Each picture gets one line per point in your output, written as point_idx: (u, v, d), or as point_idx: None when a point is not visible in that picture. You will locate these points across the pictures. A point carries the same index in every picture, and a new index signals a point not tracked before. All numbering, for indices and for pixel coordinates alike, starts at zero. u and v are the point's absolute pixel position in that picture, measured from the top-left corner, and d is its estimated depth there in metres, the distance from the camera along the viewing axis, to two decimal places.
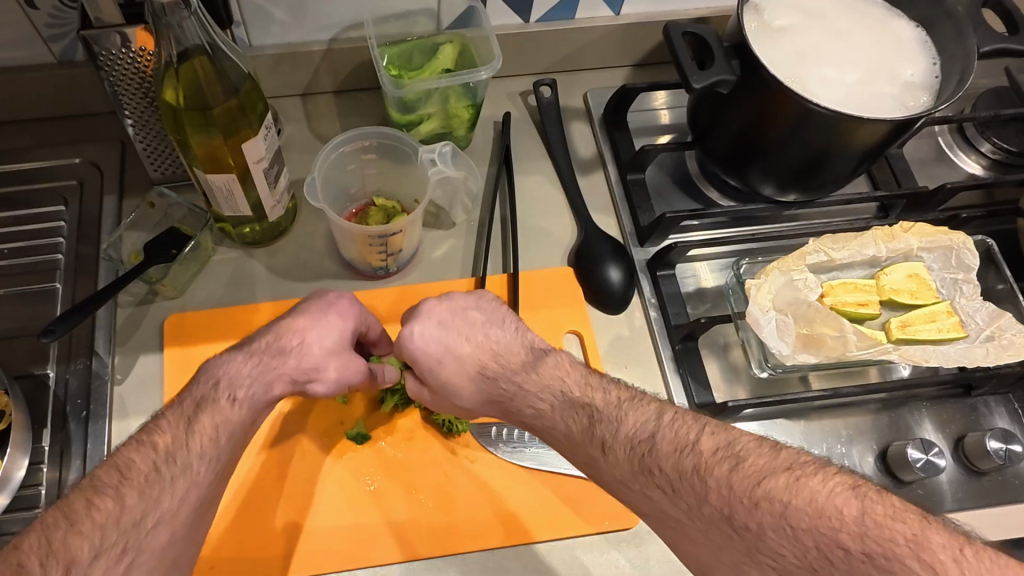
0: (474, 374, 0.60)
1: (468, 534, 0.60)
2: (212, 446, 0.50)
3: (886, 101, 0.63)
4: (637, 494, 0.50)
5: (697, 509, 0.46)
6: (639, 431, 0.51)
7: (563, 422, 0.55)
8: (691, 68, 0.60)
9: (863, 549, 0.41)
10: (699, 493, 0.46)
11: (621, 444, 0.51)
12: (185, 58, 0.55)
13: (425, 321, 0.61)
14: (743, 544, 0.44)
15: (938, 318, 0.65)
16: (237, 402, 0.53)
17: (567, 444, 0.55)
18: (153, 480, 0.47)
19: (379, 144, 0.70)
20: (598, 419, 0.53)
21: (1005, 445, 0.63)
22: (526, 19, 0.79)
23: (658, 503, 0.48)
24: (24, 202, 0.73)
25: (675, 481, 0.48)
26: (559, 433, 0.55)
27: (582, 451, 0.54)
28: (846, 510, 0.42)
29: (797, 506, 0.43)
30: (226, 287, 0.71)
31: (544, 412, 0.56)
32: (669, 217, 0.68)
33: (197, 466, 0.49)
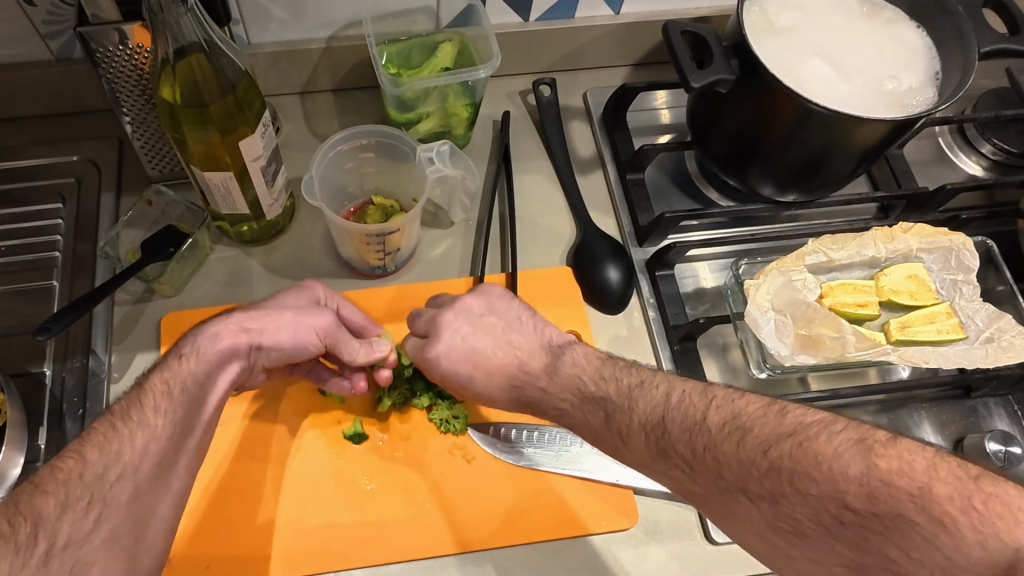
0: (504, 380, 0.60)
1: (464, 534, 0.60)
2: (165, 397, 0.51)
3: (886, 101, 0.63)
4: (660, 474, 0.50)
5: (714, 484, 0.47)
6: (650, 416, 0.51)
7: (584, 418, 0.56)
8: (690, 66, 0.60)
9: (870, 508, 0.40)
10: (713, 470, 0.47)
11: (636, 430, 0.52)
12: (182, 55, 0.55)
13: (450, 331, 0.61)
14: (760, 513, 0.44)
15: (937, 319, 0.64)
16: (185, 355, 0.54)
17: (592, 437, 0.55)
18: (112, 436, 0.48)
19: (377, 143, 0.70)
20: (614, 410, 0.54)
21: (1004, 447, 0.62)
22: (526, 18, 0.79)
23: (678, 481, 0.49)
24: (20, 199, 0.73)
25: (689, 457, 0.48)
26: (583, 428, 0.56)
27: (608, 445, 0.54)
28: (851, 467, 0.42)
29: (804, 471, 0.43)
30: (224, 285, 0.71)
31: (567, 410, 0.57)
32: (668, 217, 0.68)
33: (152, 419, 0.50)
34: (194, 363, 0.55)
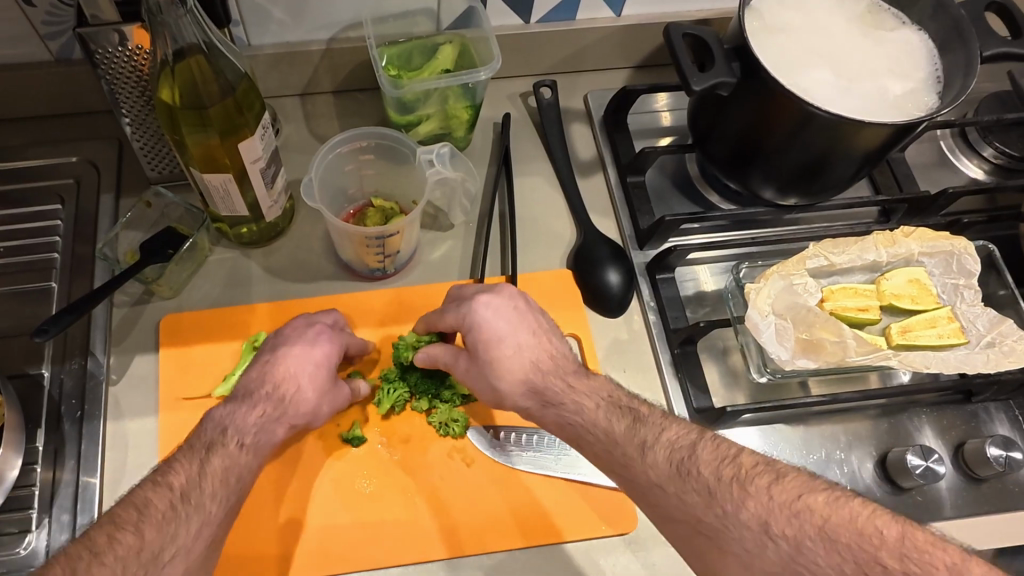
0: (528, 363, 0.59)
1: (464, 537, 0.60)
2: (224, 488, 0.51)
3: (887, 104, 0.62)
4: (669, 496, 0.50)
5: (733, 515, 0.48)
6: (680, 440, 0.53)
7: (606, 421, 0.55)
8: (691, 70, 0.59)
9: (902, 568, 0.43)
10: (736, 501, 0.48)
11: (662, 448, 0.52)
12: (181, 56, 0.55)
13: (502, 296, 0.61)
14: (777, 552, 0.46)
15: (938, 324, 0.64)
16: (245, 448, 0.54)
17: (604, 445, 0.54)
18: (170, 517, 0.48)
19: (376, 145, 0.70)
20: (643, 422, 0.54)
21: (1005, 452, 0.62)
22: (527, 20, 0.78)
23: (690, 506, 0.49)
24: (19, 200, 0.72)
25: (714, 487, 0.49)
26: (598, 431, 0.55)
27: (623, 453, 0.53)
28: (887, 531, 0.45)
29: (837, 522, 0.46)
30: (224, 287, 0.71)
31: (588, 409, 0.56)
32: (668, 220, 0.68)
33: (209, 506, 0.50)
34: (250, 453, 0.54)
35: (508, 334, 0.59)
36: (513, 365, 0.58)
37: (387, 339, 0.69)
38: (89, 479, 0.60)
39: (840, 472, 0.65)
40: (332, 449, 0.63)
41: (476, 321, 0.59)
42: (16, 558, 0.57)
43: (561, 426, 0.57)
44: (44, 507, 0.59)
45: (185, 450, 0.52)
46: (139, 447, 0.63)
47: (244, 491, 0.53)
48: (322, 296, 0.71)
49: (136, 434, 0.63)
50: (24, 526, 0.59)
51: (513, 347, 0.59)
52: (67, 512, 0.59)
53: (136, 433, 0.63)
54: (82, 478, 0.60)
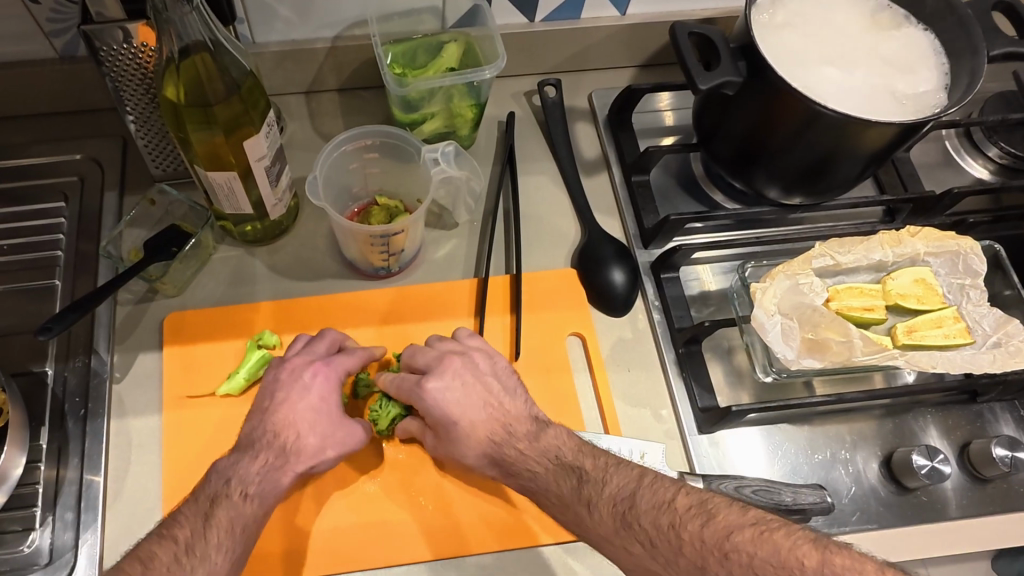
0: (486, 440, 0.59)
1: (468, 538, 0.60)
2: (229, 536, 0.51)
3: (895, 103, 0.62)
4: (620, 552, 0.52)
5: (674, 562, 0.49)
6: (621, 491, 0.53)
7: (556, 485, 0.56)
8: (697, 69, 0.59)
9: None
10: (674, 547, 0.49)
11: (606, 502, 0.53)
12: (187, 54, 0.55)
13: (446, 371, 0.61)
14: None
15: (944, 324, 0.64)
16: (248, 497, 0.54)
17: (559, 505, 0.55)
18: (175, 570, 0.48)
19: (381, 143, 0.69)
20: (586, 479, 0.55)
21: (1010, 452, 0.62)
22: (531, 19, 0.78)
23: (640, 559, 0.51)
24: (23, 197, 0.72)
25: (656, 536, 0.50)
26: (551, 492, 0.56)
27: (572, 513, 0.54)
28: (807, 561, 0.46)
29: (762, 558, 0.47)
30: (227, 285, 0.71)
31: (540, 474, 0.57)
32: (673, 219, 0.68)
33: (214, 556, 0.50)
34: (254, 502, 0.54)
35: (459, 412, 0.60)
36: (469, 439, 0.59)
37: (390, 338, 0.69)
38: (93, 477, 0.60)
39: (845, 471, 0.64)
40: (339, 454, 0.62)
41: (433, 396, 0.60)
42: (20, 556, 0.57)
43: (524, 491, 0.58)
44: (48, 505, 0.59)
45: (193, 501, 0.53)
46: (143, 445, 0.63)
47: (250, 540, 0.53)
48: (326, 294, 0.71)
49: (140, 432, 0.63)
50: (28, 524, 0.58)
51: (467, 425, 0.59)
52: (71, 510, 0.59)
53: (139, 430, 0.63)
54: (86, 476, 0.60)
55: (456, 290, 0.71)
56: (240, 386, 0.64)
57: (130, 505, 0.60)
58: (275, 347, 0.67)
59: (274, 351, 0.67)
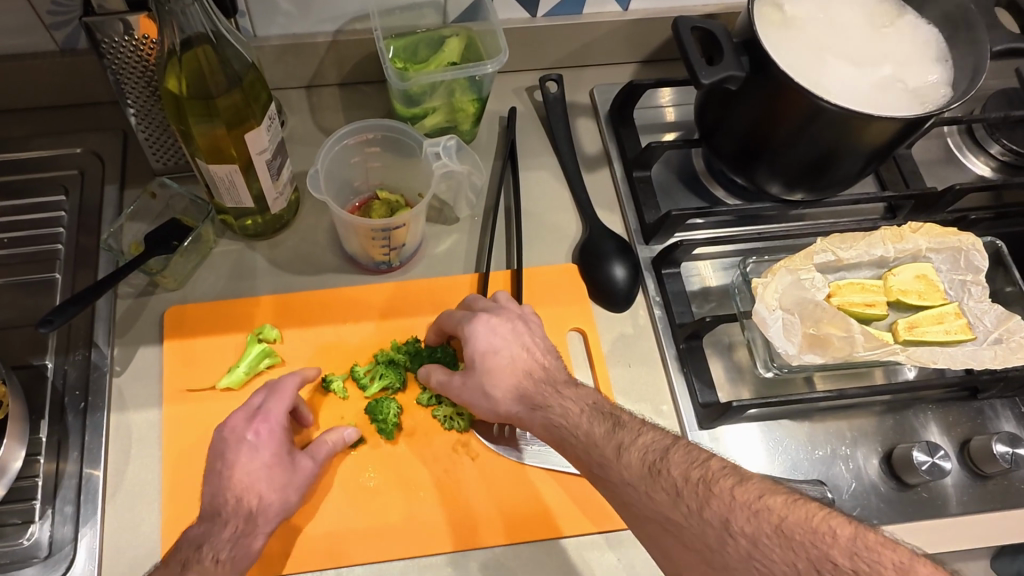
0: (520, 373, 0.60)
1: (469, 531, 0.60)
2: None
3: (899, 98, 0.62)
4: (640, 498, 0.50)
5: (698, 513, 0.48)
6: (655, 443, 0.53)
7: (588, 424, 0.55)
8: (700, 63, 0.59)
9: (852, 565, 0.43)
10: (701, 499, 0.48)
11: (637, 448, 0.53)
12: (189, 46, 0.55)
13: (505, 316, 0.63)
14: (739, 549, 0.46)
15: (946, 320, 0.64)
16: (220, 563, 0.53)
17: (582, 446, 0.54)
18: None
19: (383, 137, 0.69)
20: (622, 426, 0.54)
21: (1011, 449, 0.62)
22: (533, 13, 0.78)
23: (661, 506, 0.49)
24: (23, 190, 0.72)
25: (682, 485, 0.50)
26: (578, 431, 0.55)
27: (602, 452, 0.53)
28: (840, 531, 0.45)
29: (793, 521, 0.46)
30: (227, 279, 0.71)
31: (572, 413, 0.56)
32: (675, 214, 0.68)
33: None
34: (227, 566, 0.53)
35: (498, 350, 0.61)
36: (504, 375, 0.59)
37: (390, 332, 0.69)
38: (93, 471, 0.60)
39: (845, 468, 0.64)
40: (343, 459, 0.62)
41: (480, 327, 0.62)
42: (19, 549, 0.57)
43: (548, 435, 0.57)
44: (47, 498, 0.59)
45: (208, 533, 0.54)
46: (143, 439, 0.63)
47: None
48: (326, 289, 0.71)
49: (140, 426, 0.63)
50: (27, 517, 0.58)
51: (508, 358, 0.61)
52: (71, 503, 0.59)
53: (139, 424, 0.63)
54: (86, 470, 0.60)
55: (456, 285, 0.71)
56: (241, 380, 0.64)
57: (129, 498, 0.60)
58: (276, 341, 0.67)
59: (274, 345, 0.67)
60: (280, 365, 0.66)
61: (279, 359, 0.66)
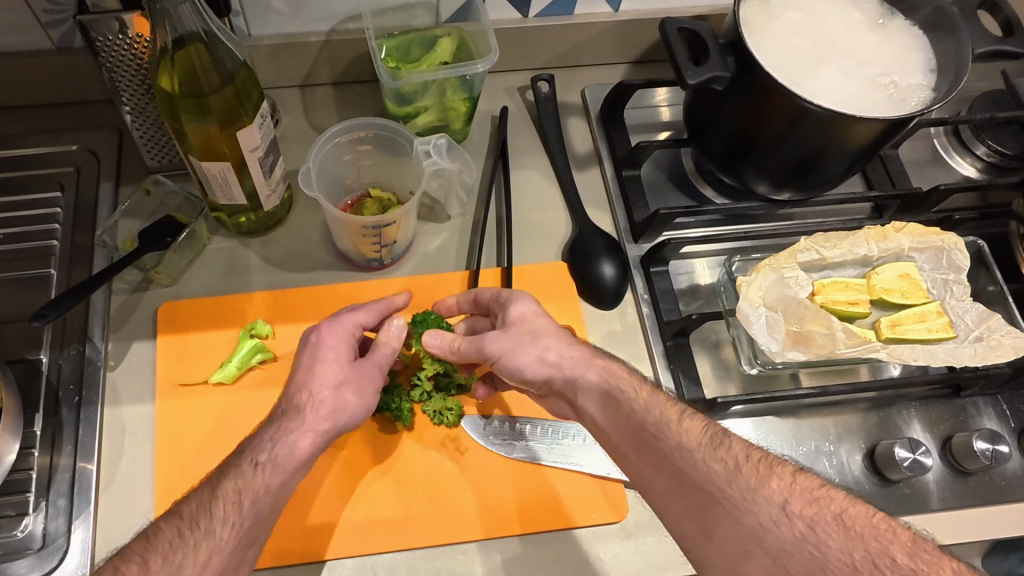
0: (562, 339, 0.60)
1: (458, 523, 0.61)
2: (236, 510, 0.50)
3: (884, 100, 0.63)
4: (694, 465, 0.50)
5: (756, 488, 0.47)
6: (710, 424, 0.53)
7: (650, 391, 0.55)
8: (686, 64, 0.60)
9: (912, 562, 0.42)
10: (760, 477, 0.48)
11: (697, 422, 0.53)
12: (181, 44, 0.55)
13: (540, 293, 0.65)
14: (794, 530, 0.45)
15: (928, 318, 0.65)
16: (260, 467, 0.53)
17: (638, 407, 0.54)
18: (176, 545, 0.46)
19: (375, 135, 0.70)
20: (679, 402, 0.56)
21: (991, 446, 0.63)
22: (525, 14, 0.79)
23: (716, 474, 0.49)
24: (19, 187, 0.73)
25: (741, 461, 0.49)
26: (637, 394, 0.55)
27: (658, 414, 0.53)
28: (898, 532, 0.44)
29: (854, 512, 0.45)
30: (221, 275, 0.72)
31: (626, 379, 0.57)
32: (663, 213, 0.68)
33: (219, 531, 0.48)
34: (266, 471, 0.53)
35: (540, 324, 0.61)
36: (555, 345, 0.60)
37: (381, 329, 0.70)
38: (86, 464, 0.61)
39: (828, 464, 0.65)
40: (333, 454, 0.63)
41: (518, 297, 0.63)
42: (13, 540, 0.58)
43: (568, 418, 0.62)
44: (41, 490, 0.60)
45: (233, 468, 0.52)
46: (136, 431, 0.64)
47: (262, 512, 0.51)
48: (318, 285, 0.72)
49: (133, 419, 0.64)
50: (21, 509, 0.59)
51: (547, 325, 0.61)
52: (64, 496, 0.60)
53: (132, 418, 0.64)
54: (79, 463, 0.61)
55: (447, 283, 0.72)
56: (233, 375, 0.65)
57: (122, 491, 0.61)
58: (268, 337, 0.68)
59: (266, 341, 0.68)
60: (271, 360, 0.67)
61: (272, 355, 0.67)
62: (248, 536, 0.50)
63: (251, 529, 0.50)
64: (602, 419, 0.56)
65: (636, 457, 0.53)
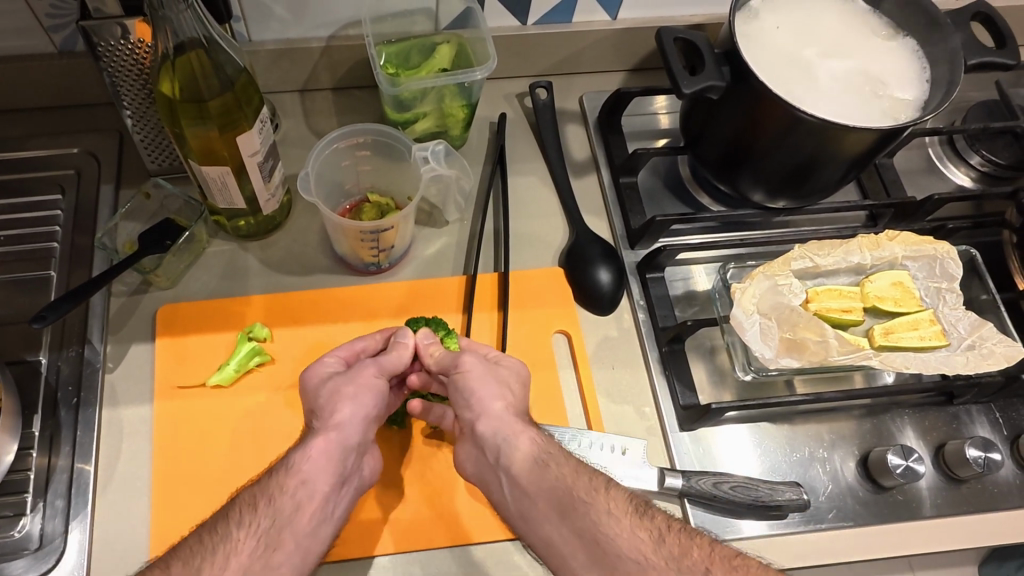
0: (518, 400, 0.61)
1: (450, 526, 0.61)
2: (251, 511, 0.52)
3: (876, 110, 0.64)
4: (616, 535, 0.50)
5: (680, 558, 0.49)
6: (632, 495, 0.54)
7: (572, 461, 0.56)
8: (681, 73, 0.61)
9: None
10: (683, 547, 0.49)
11: (619, 492, 0.53)
12: (182, 50, 0.56)
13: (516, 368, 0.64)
14: None
15: (920, 326, 0.66)
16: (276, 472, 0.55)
17: (563, 474, 0.54)
18: (196, 551, 0.49)
19: (373, 141, 0.71)
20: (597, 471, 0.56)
21: (984, 453, 0.63)
22: (524, 22, 0.80)
23: (638, 546, 0.49)
24: (21, 190, 0.74)
25: (664, 531, 0.51)
26: (565, 463, 0.55)
27: (586, 485, 0.53)
28: None
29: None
30: (220, 278, 0.72)
31: (554, 447, 0.57)
32: (659, 220, 0.69)
33: (236, 534, 0.50)
34: (286, 474, 0.54)
35: (502, 380, 0.61)
36: (509, 401, 0.60)
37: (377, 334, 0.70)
38: (84, 465, 0.61)
39: (822, 470, 0.65)
40: None
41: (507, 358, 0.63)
42: (10, 540, 0.59)
43: (481, 483, 0.59)
44: (39, 491, 0.60)
45: (259, 483, 0.54)
46: (134, 433, 0.64)
47: (280, 514, 0.52)
48: (316, 289, 0.72)
49: (132, 421, 0.64)
50: (19, 509, 0.60)
51: (517, 386, 0.61)
52: (62, 497, 0.60)
53: (131, 420, 0.64)
54: (77, 464, 0.61)
55: (445, 288, 0.73)
56: (231, 378, 0.66)
57: (119, 494, 0.61)
58: (266, 340, 0.68)
59: (264, 344, 0.68)
60: (269, 363, 0.67)
61: (269, 358, 0.67)
62: (269, 537, 0.51)
63: (272, 529, 0.51)
64: (526, 483, 0.55)
65: (558, 526, 0.52)
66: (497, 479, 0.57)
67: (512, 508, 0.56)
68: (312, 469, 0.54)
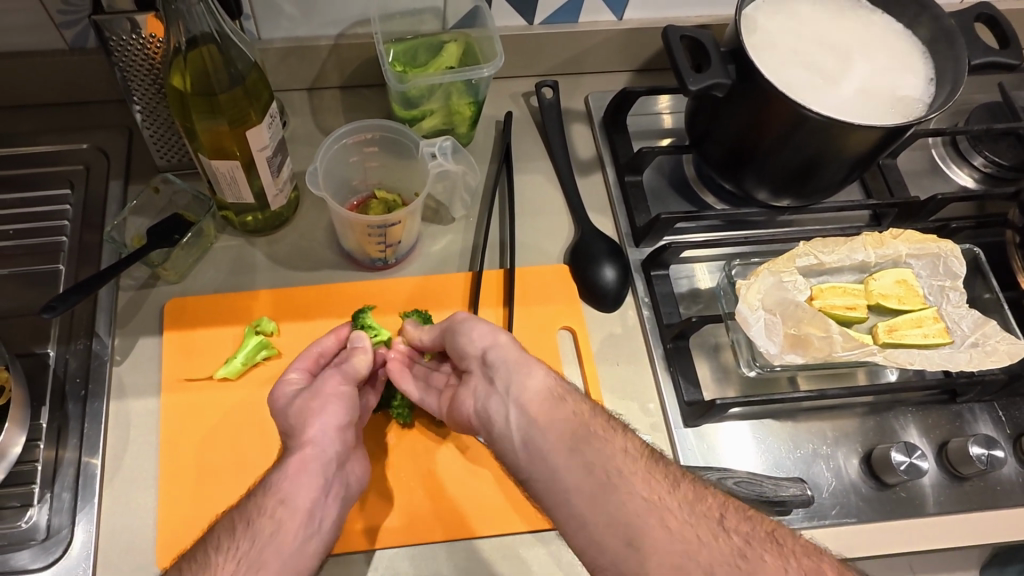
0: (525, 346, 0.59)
1: (457, 521, 0.61)
2: (229, 535, 0.50)
3: (880, 111, 0.64)
4: (626, 477, 0.50)
5: (696, 503, 0.49)
6: (636, 444, 0.53)
7: (579, 404, 0.55)
8: (687, 71, 0.61)
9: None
10: (697, 496, 0.50)
11: (631, 438, 0.53)
12: (194, 44, 0.57)
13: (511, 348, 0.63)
14: (732, 546, 0.46)
15: (924, 324, 0.66)
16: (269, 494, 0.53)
17: (569, 414, 0.54)
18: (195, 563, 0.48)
19: (381, 137, 0.71)
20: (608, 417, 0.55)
21: (987, 451, 0.63)
22: (531, 21, 0.81)
23: (651, 490, 0.49)
24: (31, 184, 0.74)
25: (678, 480, 0.51)
26: (581, 405, 0.55)
27: (603, 427, 0.53)
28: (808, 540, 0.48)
29: (783, 530, 0.48)
30: (227, 273, 0.73)
31: (563, 389, 0.56)
32: (664, 217, 0.70)
33: (214, 557, 0.48)
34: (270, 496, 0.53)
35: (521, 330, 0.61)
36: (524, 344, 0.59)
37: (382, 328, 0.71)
38: (91, 458, 0.62)
39: (826, 467, 0.66)
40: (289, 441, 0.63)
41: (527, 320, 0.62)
42: (17, 531, 0.59)
43: (482, 420, 0.58)
44: (46, 482, 0.61)
45: (240, 507, 0.53)
46: (141, 427, 0.64)
47: (260, 535, 0.50)
48: (322, 283, 0.73)
49: (139, 414, 0.65)
50: (26, 500, 0.60)
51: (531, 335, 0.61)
52: (69, 489, 0.60)
53: (138, 412, 0.65)
54: (84, 458, 0.62)
55: (450, 284, 0.73)
56: (238, 370, 0.66)
57: (125, 486, 0.61)
58: (273, 334, 0.69)
59: (271, 338, 0.69)
60: (276, 357, 0.68)
61: (276, 352, 0.68)
62: (250, 559, 0.49)
63: (252, 551, 0.49)
64: (541, 415, 0.54)
65: (568, 458, 0.51)
66: (501, 408, 0.56)
67: (516, 440, 0.55)
68: (292, 488, 0.54)
